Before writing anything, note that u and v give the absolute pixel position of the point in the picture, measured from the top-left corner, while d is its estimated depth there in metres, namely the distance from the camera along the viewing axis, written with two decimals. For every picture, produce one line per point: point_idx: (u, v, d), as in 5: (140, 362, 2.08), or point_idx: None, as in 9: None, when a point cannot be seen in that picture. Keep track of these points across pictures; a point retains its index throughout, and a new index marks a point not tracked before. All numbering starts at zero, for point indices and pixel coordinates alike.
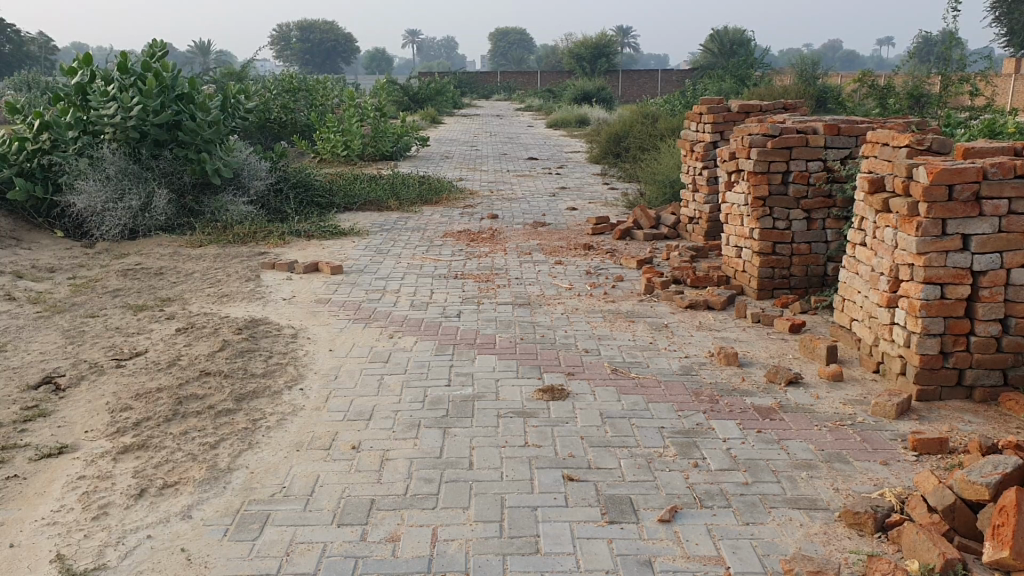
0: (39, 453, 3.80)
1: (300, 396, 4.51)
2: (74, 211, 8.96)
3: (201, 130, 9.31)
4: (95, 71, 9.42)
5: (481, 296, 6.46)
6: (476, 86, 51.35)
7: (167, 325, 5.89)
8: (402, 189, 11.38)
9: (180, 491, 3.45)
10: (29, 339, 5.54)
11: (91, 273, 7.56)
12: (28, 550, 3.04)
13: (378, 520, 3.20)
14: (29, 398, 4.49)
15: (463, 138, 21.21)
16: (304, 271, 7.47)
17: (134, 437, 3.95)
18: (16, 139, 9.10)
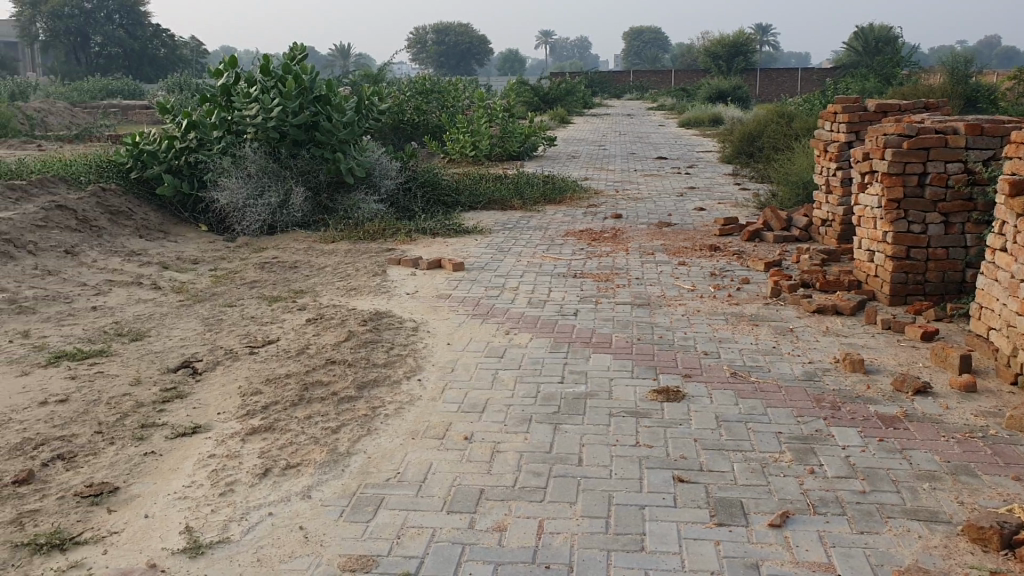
0: (175, 431, 4.05)
1: (417, 387, 4.64)
2: (217, 207, 9.46)
3: (337, 131, 9.64)
4: (240, 73, 9.89)
5: (600, 295, 6.47)
6: (607, 86, 51.19)
7: (298, 315, 6.16)
8: (527, 188, 11.49)
9: (301, 472, 3.61)
10: (171, 326, 5.89)
11: (230, 265, 7.98)
12: (161, 521, 3.25)
13: (487, 509, 3.26)
14: (169, 380, 4.79)
15: (592, 138, 21.23)
16: (428, 267, 7.66)
17: (262, 419, 4.16)
18: (166, 138, 9.70)
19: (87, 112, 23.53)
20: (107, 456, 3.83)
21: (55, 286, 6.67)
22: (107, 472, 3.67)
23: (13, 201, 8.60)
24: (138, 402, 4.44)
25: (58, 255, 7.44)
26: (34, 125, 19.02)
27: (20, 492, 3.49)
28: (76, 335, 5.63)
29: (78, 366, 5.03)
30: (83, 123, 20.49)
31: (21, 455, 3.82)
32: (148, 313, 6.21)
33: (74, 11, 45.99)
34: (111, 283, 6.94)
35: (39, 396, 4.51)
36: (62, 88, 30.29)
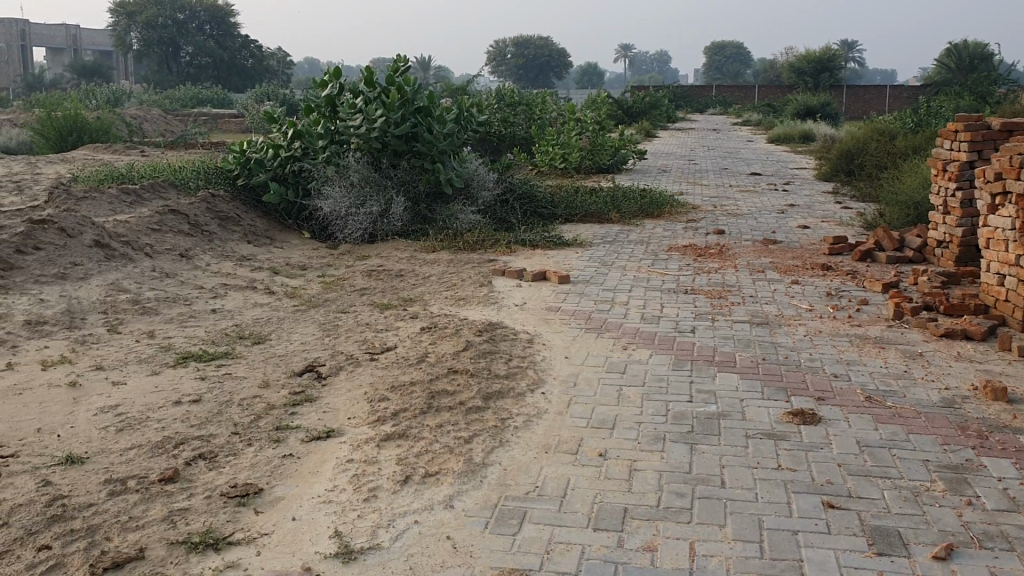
0: (310, 434, 4.08)
1: (542, 399, 4.61)
2: (321, 214, 9.62)
3: (437, 141, 9.69)
4: (344, 84, 10.02)
5: (715, 312, 6.37)
6: (690, 100, 50.79)
7: (411, 323, 6.19)
8: (624, 202, 11.41)
9: (441, 481, 3.61)
10: (290, 329, 5.96)
11: (338, 271, 8.09)
12: (309, 524, 3.27)
13: (634, 528, 3.22)
14: (296, 383, 4.83)
15: (680, 152, 21.03)
16: (534, 279, 7.64)
17: (393, 426, 4.18)
18: (272, 146, 9.88)
19: (180, 119, 24.18)
20: (246, 457, 3.85)
21: (174, 289, 6.81)
22: (248, 473, 3.69)
23: (129, 206, 8.83)
24: (269, 404, 4.46)
25: (174, 258, 7.61)
26: (132, 130, 19.52)
27: (168, 490, 3.52)
28: (199, 336, 5.71)
29: (205, 367, 5.09)
30: (179, 131, 21.00)
31: (164, 453, 3.86)
32: (265, 316, 6.27)
33: (168, 22, 47.40)
34: (226, 287, 7.05)
35: (172, 396, 4.57)
36: (155, 96, 31.24)
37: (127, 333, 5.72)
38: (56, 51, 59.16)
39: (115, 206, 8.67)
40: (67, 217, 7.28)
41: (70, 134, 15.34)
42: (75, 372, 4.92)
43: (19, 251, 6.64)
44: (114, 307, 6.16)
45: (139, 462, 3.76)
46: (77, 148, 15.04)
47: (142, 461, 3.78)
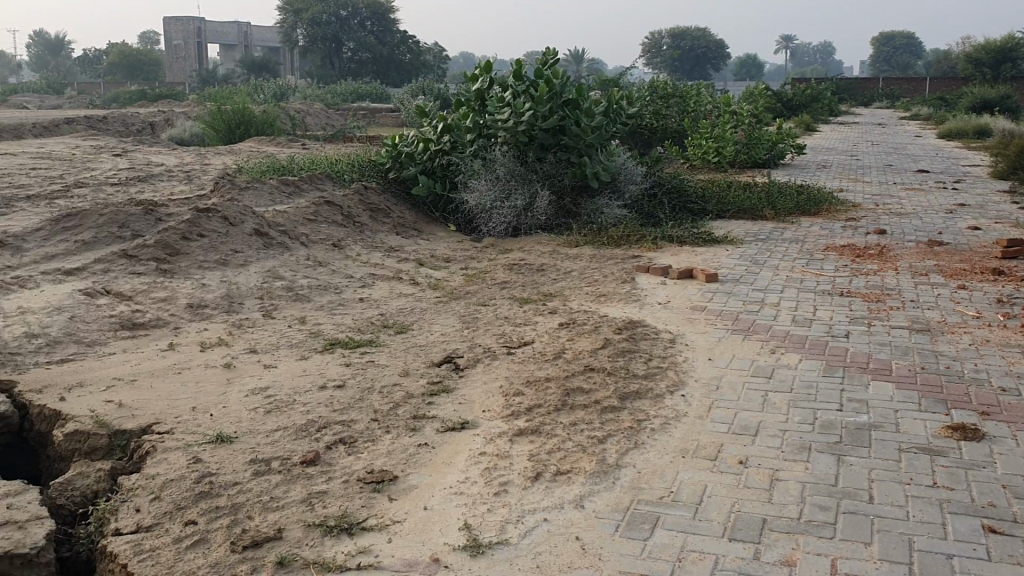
0: (445, 425, 4.11)
1: (682, 402, 4.49)
2: (466, 208, 9.74)
3: (585, 135, 9.60)
4: (493, 78, 10.07)
5: (872, 317, 6.04)
6: (854, 93, 48.61)
7: (550, 318, 6.16)
8: (778, 198, 11.01)
9: (572, 480, 3.56)
10: (432, 320, 6.04)
11: (481, 264, 8.15)
12: (440, 515, 3.29)
13: (772, 541, 3.07)
14: (434, 373, 4.88)
15: (842, 147, 20.14)
16: (679, 277, 7.48)
17: (527, 421, 4.16)
18: (422, 140, 10.05)
19: (340, 114, 25.02)
20: (384, 443, 3.90)
21: (325, 277, 7.02)
22: (385, 460, 3.74)
23: (287, 196, 9.19)
24: (408, 393, 4.51)
25: (327, 248, 7.85)
26: (295, 123, 20.36)
27: (308, 472, 3.60)
28: (346, 323, 5.84)
29: (350, 353, 5.20)
30: (338, 125, 21.76)
31: (306, 436, 3.96)
32: (409, 307, 6.37)
33: (332, 19, 49.14)
34: (374, 277, 7.22)
35: (318, 380, 4.69)
36: (319, 91, 32.48)
37: (280, 318, 5.93)
38: (229, 48, 62.48)
39: (274, 197, 9.04)
40: (230, 206, 7.64)
41: (239, 126, 16.16)
42: (230, 354, 5.14)
43: (185, 237, 7.01)
44: (270, 293, 6.40)
45: (283, 443, 3.87)
46: (244, 141, 15.82)
47: (286, 442, 3.89)
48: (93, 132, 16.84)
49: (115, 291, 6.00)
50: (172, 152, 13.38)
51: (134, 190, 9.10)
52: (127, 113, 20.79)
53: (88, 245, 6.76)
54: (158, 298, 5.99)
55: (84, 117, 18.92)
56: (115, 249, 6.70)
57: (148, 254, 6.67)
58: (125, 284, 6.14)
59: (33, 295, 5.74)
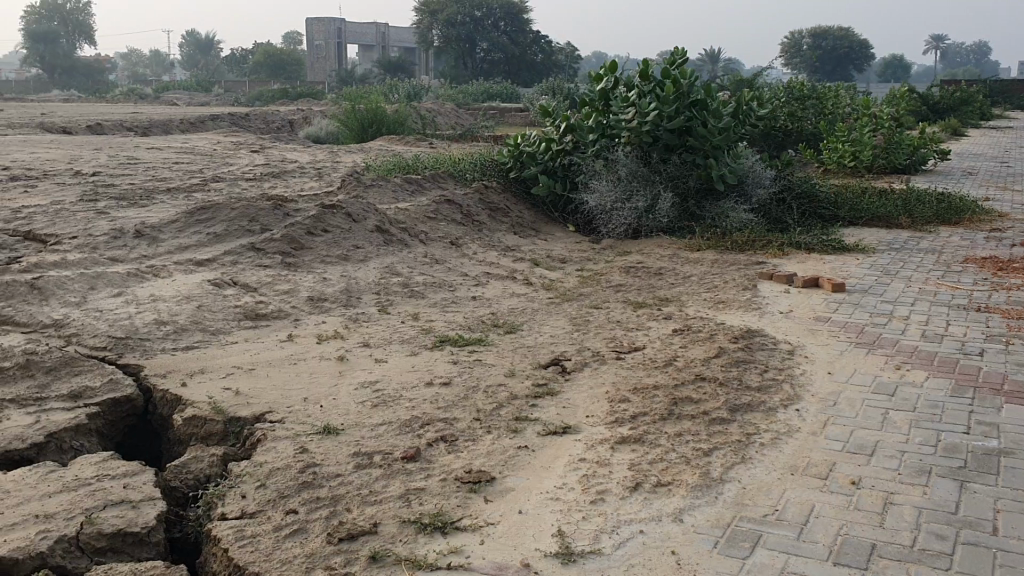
0: (547, 428, 4.06)
1: (795, 417, 4.31)
2: (586, 208, 9.66)
3: (711, 137, 9.35)
4: (619, 77, 9.94)
5: (1011, 335, 5.67)
6: (1009, 96, 45.89)
7: (665, 324, 6.03)
8: (916, 206, 10.48)
9: (672, 492, 3.47)
10: (543, 321, 6.01)
11: (598, 266, 8.08)
12: (534, 519, 3.25)
13: (881, 569, 2.91)
14: (540, 375, 4.83)
15: (992, 153, 19.02)
16: (804, 285, 7.22)
17: (630, 429, 4.07)
18: (544, 140, 10.04)
19: (470, 113, 25.28)
20: (484, 443, 3.87)
21: (442, 274, 7.07)
22: (484, 460, 3.70)
23: (411, 193, 9.33)
24: (513, 394, 4.47)
25: (445, 245, 7.92)
26: (426, 121, 20.72)
27: (408, 468, 3.60)
28: (458, 321, 5.86)
29: (460, 352, 5.19)
30: (468, 124, 22.03)
31: (409, 431, 3.96)
32: (522, 307, 6.35)
33: (466, 19, 49.68)
34: (489, 275, 7.24)
35: (426, 376, 4.68)
36: (451, 90, 32.97)
37: (394, 313, 6.00)
38: (367, 48, 64.22)
39: (398, 194, 9.19)
40: (353, 203, 7.82)
41: (371, 125, 16.58)
42: (344, 347, 5.21)
43: (310, 232, 7.20)
44: (386, 289, 6.49)
45: (387, 438, 3.88)
46: (375, 139, 16.21)
47: (389, 437, 3.89)
48: (234, 129, 17.55)
49: (241, 282, 6.22)
50: (306, 149, 13.81)
51: (267, 186, 9.43)
52: (268, 111, 21.62)
53: (219, 237, 7.04)
54: (280, 290, 6.18)
55: (227, 114, 19.77)
56: (243, 242, 6.95)
57: (274, 248, 6.89)
58: (251, 276, 6.36)
59: (166, 284, 6.02)
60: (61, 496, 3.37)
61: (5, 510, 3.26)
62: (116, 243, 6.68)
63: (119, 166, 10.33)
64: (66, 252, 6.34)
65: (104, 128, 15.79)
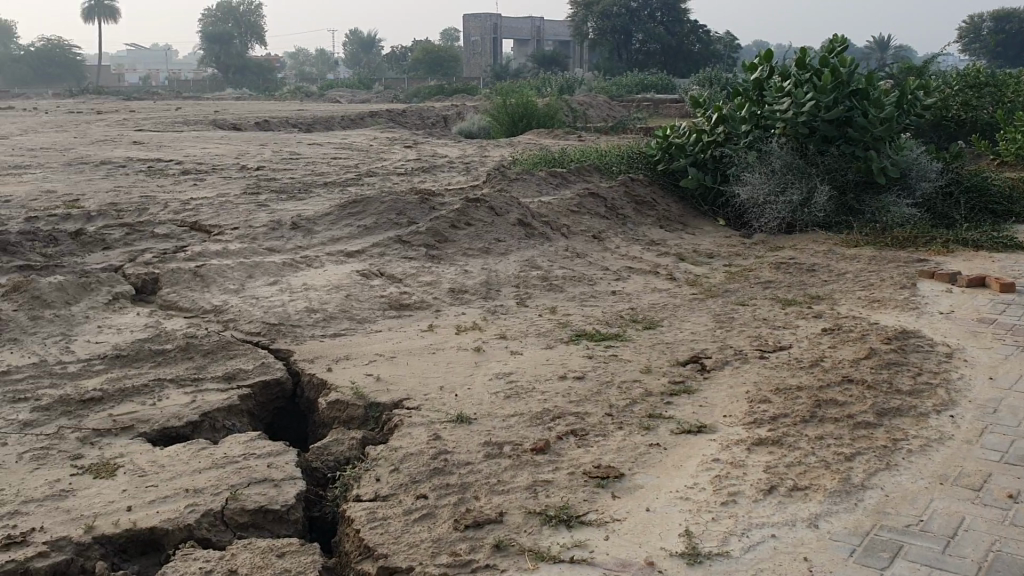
0: (681, 427, 3.97)
1: (949, 424, 4.06)
2: (737, 202, 9.34)
3: (872, 127, 8.88)
4: (774, 67, 9.59)
5: None
6: None
7: (813, 323, 5.79)
8: None
9: (808, 497, 3.34)
10: (684, 317, 5.88)
11: (746, 262, 7.84)
12: (662, 518, 3.20)
13: None
14: (677, 372, 4.72)
15: None
16: (968, 285, 6.78)
17: (769, 431, 3.93)
18: (695, 131, 9.82)
19: (623, 106, 24.95)
20: (615, 439, 3.82)
21: (583, 268, 7.04)
22: (614, 455, 3.66)
23: (556, 187, 9.34)
24: (647, 391, 4.40)
25: (588, 239, 7.87)
26: (577, 114, 20.63)
27: (537, 460, 3.60)
28: (596, 315, 5.81)
29: (596, 347, 5.13)
30: (621, 116, 21.78)
31: (540, 424, 3.95)
32: (663, 302, 6.24)
33: None
34: (631, 270, 7.15)
35: (560, 370, 4.66)
36: (604, 83, 32.66)
37: (533, 306, 6.01)
38: (522, 42, 64.62)
39: (543, 187, 9.21)
40: (497, 197, 7.89)
41: (521, 120, 16.67)
42: (481, 338, 5.26)
43: (454, 226, 7.34)
44: (526, 282, 6.51)
45: (518, 429, 3.89)
46: (525, 133, 16.28)
47: (520, 428, 3.91)
48: (390, 125, 18.01)
49: (387, 274, 6.41)
50: (457, 144, 14.04)
51: (416, 180, 9.67)
52: (424, 107, 22.10)
53: (368, 229, 7.27)
54: (424, 282, 6.32)
55: (384, 110, 20.32)
56: (391, 235, 7.15)
57: (419, 240, 7.06)
58: (396, 268, 6.54)
59: (317, 274, 6.27)
60: (210, 472, 3.58)
61: (160, 482, 3.49)
62: (273, 234, 7.02)
63: (281, 161, 10.84)
64: (228, 242, 6.72)
65: (271, 125, 16.60)
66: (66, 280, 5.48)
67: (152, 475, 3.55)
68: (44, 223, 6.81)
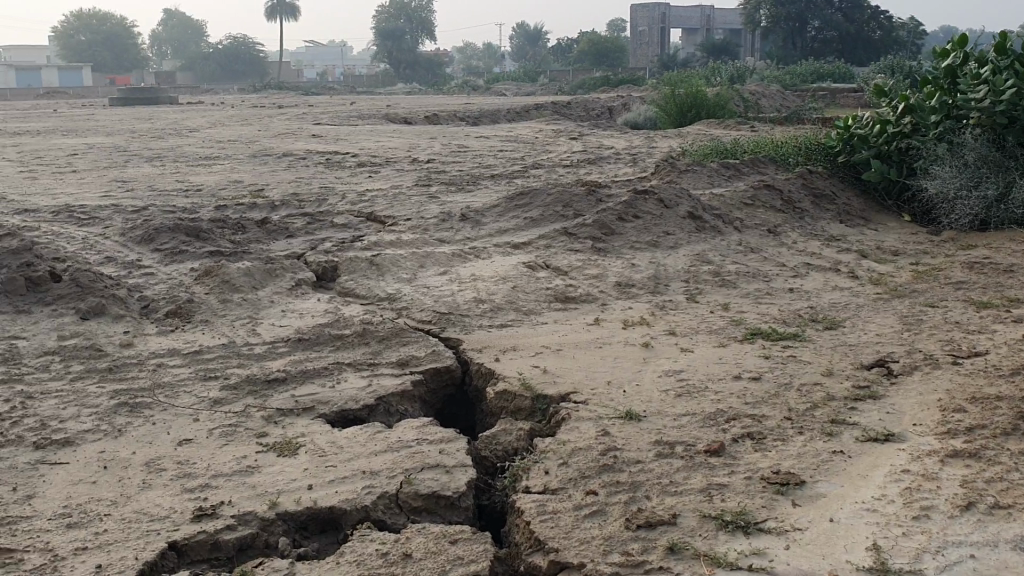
0: (867, 434, 3.74)
1: None
2: (925, 197, 8.66)
3: None
4: (970, 53, 8.96)
5: None
6: None
7: (1012, 328, 5.34)
8: None
9: (1013, 517, 3.07)
10: (867, 318, 5.55)
11: (934, 261, 7.34)
12: (847, 530, 3.02)
13: None
14: (861, 376, 4.46)
15: None
16: None
17: (965, 443, 3.64)
18: (879, 122, 9.25)
19: (797, 96, 23.91)
20: (794, 445, 3.65)
21: (757, 264, 6.78)
22: (793, 461, 3.49)
23: (728, 178, 9.06)
24: (829, 395, 4.17)
25: (761, 234, 7.59)
26: (749, 104, 19.94)
27: (711, 462, 3.48)
28: (771, 314, 5.58)
29: (772, 346, 4.92)
30: (796, 106, 20.88)
31: (714, 425, 3.82)
32: (844, 301, 5.92)
33: None
34: (809, 267, 6.83)
35: (734, 370, 4.49)
36: (777, 71, 31.44)
37: (704, 303, 5.84)
38: (690, 32, 63.30)
39: (713, 179, 8.96)
40: (667, 190, 7.72)
41: (690, 110, 16.29)
42: (650, 334, 5.15)
43: (622, 219, 7.24)
44: (696, 278, 6.34)
45: (690, 429, 3.77)
46: (694, 124, 15.90)
47: (693, 428, 3.79)
48: (556, 117, 18.00)
49: (554, 266, 6.40)
50: (623, 135, 13.88)
51: (583, 172, 9.62)
52: (590, 99, 21.99)
53: (535, 222, 7.28)
54: (591, 274, 6.26)
55: (551, 103, 20.34)
56: (558, 227, 7.13)
57: (587, 233, 7.01)
58: (563, 260, 6.52)
59: (485, 265, 6.33)
60: (385, 456, 3.67)
61: (338, 463, 3.60)
62: (443, 225, 7.14)
63: (450, 153, 11.05)
64: (400, 233, 6.88)
65: (440, 118, 16.97)
66: (252, 266, 5.77)
67: (331, 456, 3.66)
68: (232, 212, 7.20)
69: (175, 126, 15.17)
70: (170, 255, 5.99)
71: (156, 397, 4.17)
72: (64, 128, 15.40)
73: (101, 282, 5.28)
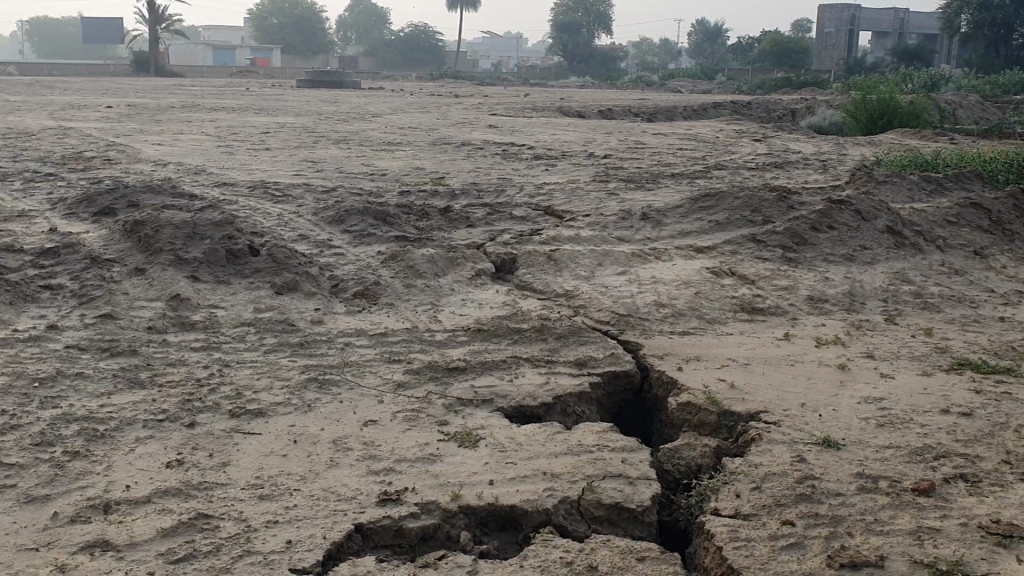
0: None
1: None
2: None
3: None
4: None
5: None
6: None
7: None
8: None
9: None
10: None
11: None
12: None
13: None
14: None
15: None
16: None
17: None
18: None
19: (1000, 107, 22.22)
20: (1015, 492, 3.32)
21: (962, 288, 6.30)
22: (1016, 512, 3.17)
23: (928, 193, 8.49)
24: None
25: (965, 255, 7.05)
26: (946, 115, 18.70)
27: (920, 503, 3.21)
28: (980, 344, 5.15)
29: (983, 380, 4.53)
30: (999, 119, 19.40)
31: (922, 462, 3.53)
32: None
33: None
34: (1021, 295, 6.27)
35: (941, 403, 4.15)
36: (977, 81, 29.35)
37: (903, 325, 5.46)
38: (878, 35, 60.26)
39: (912, 192, 8.42)
40: (863, 201, 7.30)
41: (882, 117, 15.45)
42: (846, 355, 4.85)
43: (814, 228, 6.88)
44: (894, 298, 5.95)
45: (895, 464, 3.50)
46: (885, 133, 15.07)
47: (898, 463, 3.52)
48: (735, 118, 17.46)
49: (739, 274, 6.15)
50: (809, 140, 13.30)
51: (769, 176, 9.25)
52: (771, 101, 21.21)
53: (720, 225, 7.04)
54: (779, 286, 5.98)
55: (730, 104, 19.76)
56: (744, 233, 6.86)
57: (774, 241, 6.71)
58: (749, 268, 6.26)
59: (666, 267, 6.16)
60: (566, 458, 3.58)
61: (520, 461, 3.55)
62: (624, 224, 7.01)
63: (629, 150, 10.89)
64: (581, 229, 6.80)
65: (616, 114, 16.79)
66: (436, 253, 5.82)
67: (512, 452, 3.61)
68: (416, 198, 7.32)
69: (359, 110, 15.65)
70: (358, 237, 6.13)
71: (343, 376, 4.25)
72: (259, 107, 16.17)
73: (294, 259, 5.48)
